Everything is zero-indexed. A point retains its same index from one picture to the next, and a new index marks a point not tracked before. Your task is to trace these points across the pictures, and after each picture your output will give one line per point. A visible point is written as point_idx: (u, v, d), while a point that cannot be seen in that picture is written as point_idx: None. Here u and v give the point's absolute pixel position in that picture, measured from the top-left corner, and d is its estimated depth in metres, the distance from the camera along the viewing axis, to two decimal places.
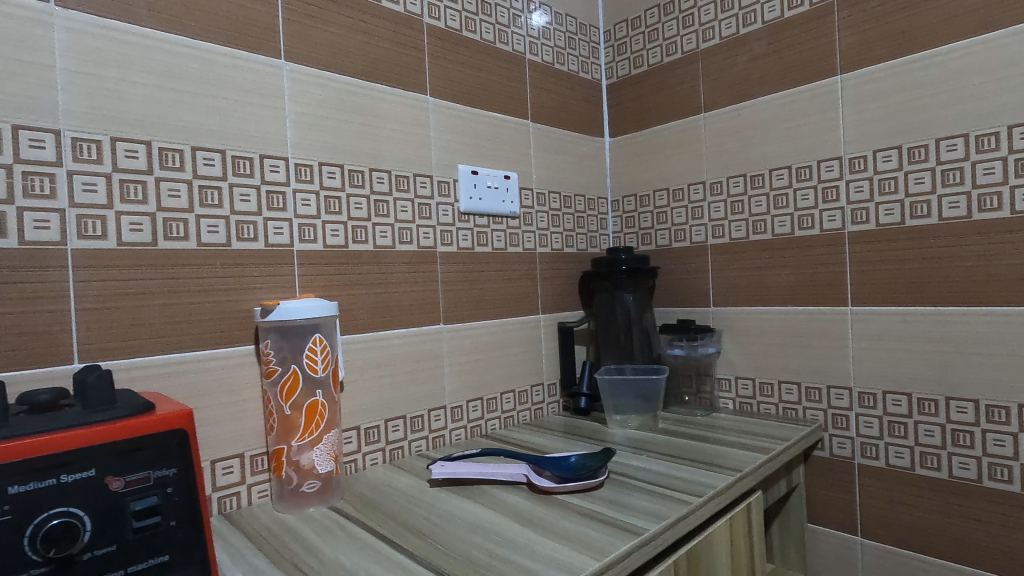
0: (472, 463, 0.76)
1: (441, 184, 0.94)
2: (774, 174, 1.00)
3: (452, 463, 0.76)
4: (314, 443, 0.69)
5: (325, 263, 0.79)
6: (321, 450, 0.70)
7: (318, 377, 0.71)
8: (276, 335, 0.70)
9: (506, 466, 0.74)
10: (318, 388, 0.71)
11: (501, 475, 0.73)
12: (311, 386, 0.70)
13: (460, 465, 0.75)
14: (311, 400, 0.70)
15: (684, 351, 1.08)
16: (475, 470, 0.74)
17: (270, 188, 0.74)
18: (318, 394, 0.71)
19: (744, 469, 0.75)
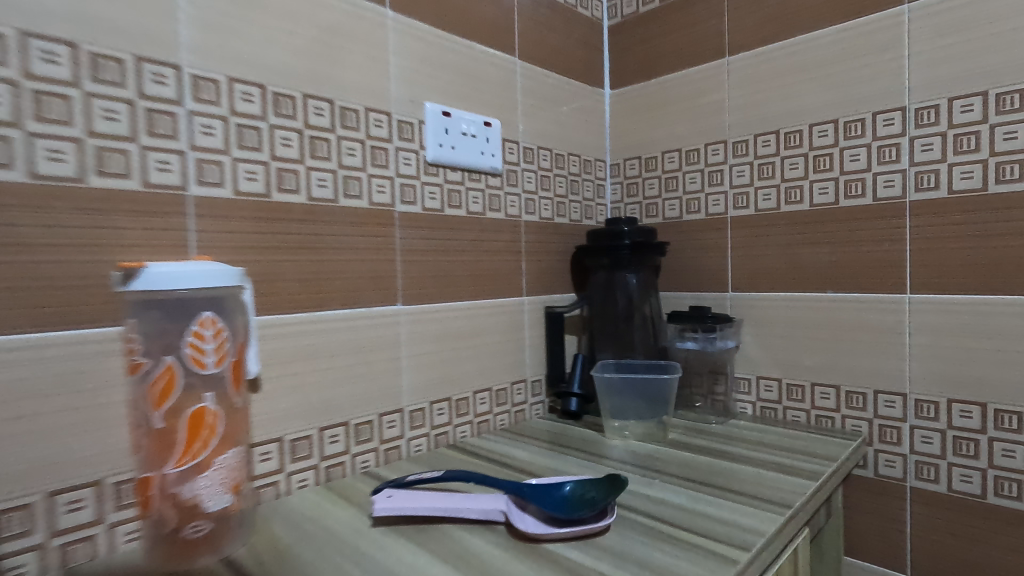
0: (432, 491, 0.56)
1: (403, 125, 0.73)
2: (815, 130, 0.82)
3: (404, 491, 0.56)
4: (200, 471, 0.48)
5: (236, 216, 0.58)
6: (213, 480, 0.49)
7: (207, 374, 0.49)
8: (144, 312, 0.48)
9: (480, 499, 0.55)
10: (207, 391, 0.49)
11: (472, 513, 0.53)
12: (196, 388, 0.49)
13: (416, 495, 0.55)
14: (195, 409, 0.48)
15: (698, 345, 0.90)
16: (435, 505, 0.54)
17: (151, 106, 0.52)
18: (206, 400, 0.49)
19: (794, 506, 0.57)
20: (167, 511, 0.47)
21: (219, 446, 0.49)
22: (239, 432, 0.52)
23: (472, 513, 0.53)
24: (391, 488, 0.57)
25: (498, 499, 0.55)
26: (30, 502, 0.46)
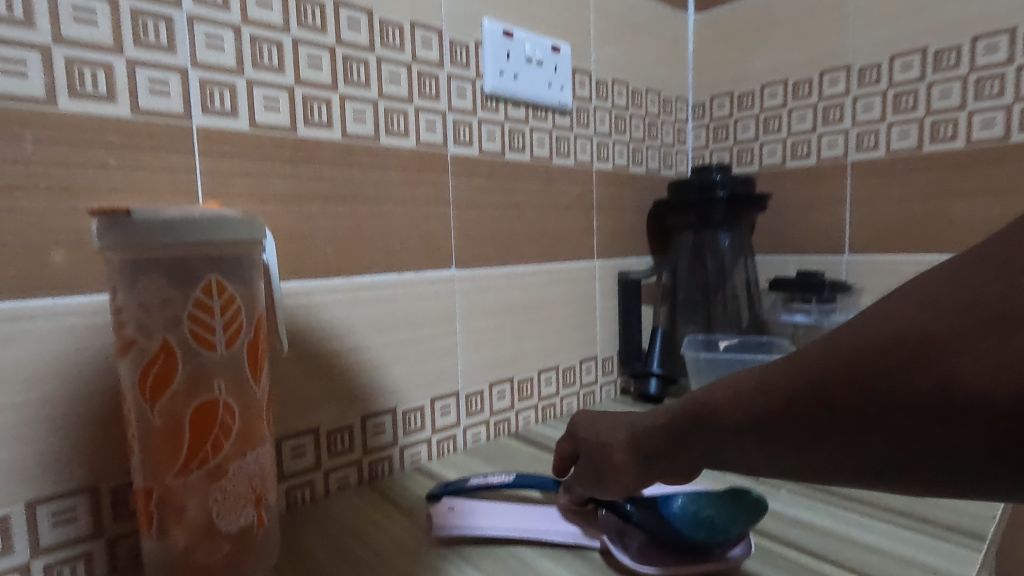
0: (510, 507, 0.46)
1: (455, 47, 0.59)
2: (979, 45, 0.64)
3: (475, 505, 0.46)
4: (213, 482, 0.37)
5: (254, 156, 0.46)
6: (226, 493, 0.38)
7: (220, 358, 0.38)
8: (137, 275, 0.36)
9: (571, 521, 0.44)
10: (220, 379, 0.38)
11: (566, 541, 0.42)
12: (207, 377, 0.37)
13: (491, 513, 0.45)
14: (206, 404, 0.37)
15: (812, 319, 0.72)
16: (516, 528, 0.43)
17: (137, 5, 0.40)
18: (220, 391, 0.38)
19: (988, 538, 0.42)
20: (173, 530, 0.37)
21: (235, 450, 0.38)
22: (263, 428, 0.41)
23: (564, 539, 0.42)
24: (457, 501, 0.46)
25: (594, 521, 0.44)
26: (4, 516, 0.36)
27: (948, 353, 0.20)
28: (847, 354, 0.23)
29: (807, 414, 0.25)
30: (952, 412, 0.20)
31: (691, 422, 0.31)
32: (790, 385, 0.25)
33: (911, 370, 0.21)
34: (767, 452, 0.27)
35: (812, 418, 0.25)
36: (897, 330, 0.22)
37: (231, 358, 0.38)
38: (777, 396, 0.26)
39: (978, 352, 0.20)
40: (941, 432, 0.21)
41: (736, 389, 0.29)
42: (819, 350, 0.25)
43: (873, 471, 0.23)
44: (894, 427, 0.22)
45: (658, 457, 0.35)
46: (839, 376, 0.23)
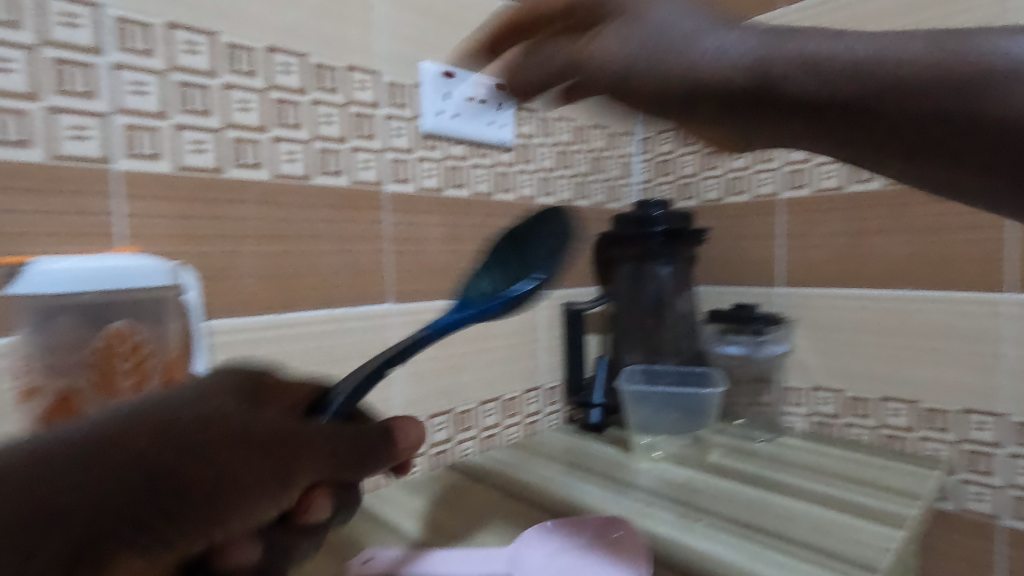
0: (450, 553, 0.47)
1: (393, 88, 0.61)
2: None
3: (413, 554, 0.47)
4: (201, 477, 0.28)
5: (181, 198, 0.47)
6: (261, 482, 0.30)
7: (230, 411, 0.31)
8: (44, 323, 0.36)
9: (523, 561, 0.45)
10: (249, 442, 0.30)
11: None
12: (220, 425, 0.30)
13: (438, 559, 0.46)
14: (173, 446, 0.28)
15: (744, 350, 0.76)
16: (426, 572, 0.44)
17: (59, 54, 0.41)
18: (251, 447, 0.30)
19: (880, 570, 0.44)
20: None
21: (263, 498, 0.31)
22: (313, 480, 0.33)
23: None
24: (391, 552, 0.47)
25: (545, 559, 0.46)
26: None
27: (1001, 94, 0.37)
28: (930, 111, 0.38)
29: (882, 105, 0.39)
30: (1007, 132, 0.37)
31: (847, 96, 0.40)
32: (893, 89, 0.39)
33: (943, 132, 0.39)
34: (849, 129, 0.41)
35: (896, 116, 0.39)
36: (937, 103, 0.38)
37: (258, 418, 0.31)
38: (881, 94, 0.39)
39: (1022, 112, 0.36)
40: (953, 125, 0.38)
41: (873, 73, 0.39)
42: (889, 54, 0.39)
43: (910, 146, 0.40)
44: (881, 122, 0.40)
45: (780, 101, 0.42)
46: (934, 123, 0.39)
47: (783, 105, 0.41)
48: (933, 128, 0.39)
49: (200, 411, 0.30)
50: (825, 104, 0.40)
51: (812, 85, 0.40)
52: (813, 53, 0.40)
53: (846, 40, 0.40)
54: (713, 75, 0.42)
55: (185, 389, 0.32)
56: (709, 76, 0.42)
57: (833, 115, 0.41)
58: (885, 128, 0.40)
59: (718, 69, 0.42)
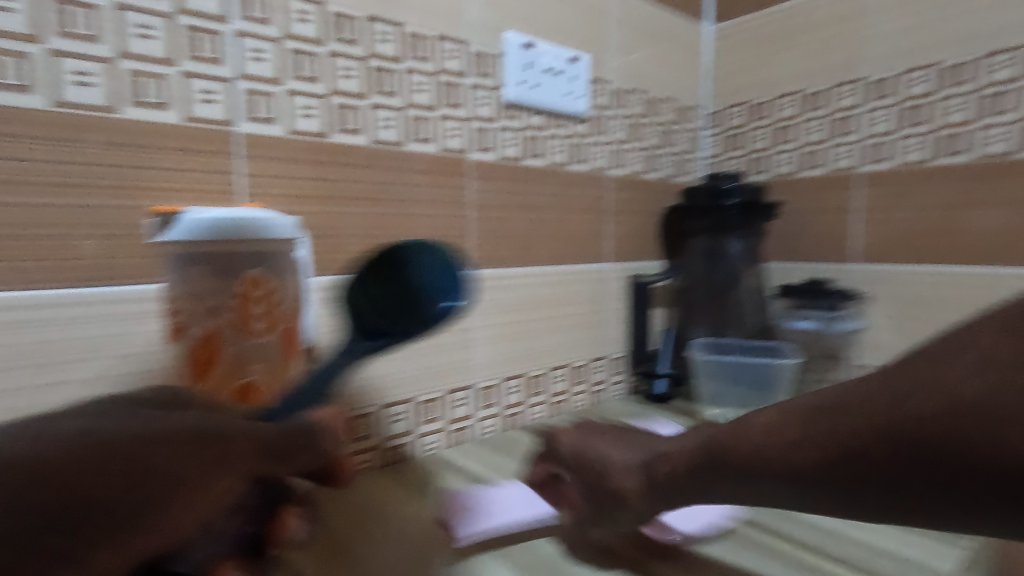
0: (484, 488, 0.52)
1: (479, 58, 0.62)
2: (991, 62, 0.65)
3: (483, 505, 0.48)
4: (158, 468, 0.31)
5: (293, 160, 0.50)
6: (184, 482, 0.32)
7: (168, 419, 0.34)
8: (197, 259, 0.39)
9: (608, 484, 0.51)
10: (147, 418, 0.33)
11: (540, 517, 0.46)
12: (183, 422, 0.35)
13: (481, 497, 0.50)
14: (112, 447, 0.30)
15: (818, 325, 0.74)
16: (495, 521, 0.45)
17: (193, 22, 0.44)
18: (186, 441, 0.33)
19: (974, 536, 0.45)
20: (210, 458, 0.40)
21: (199, 490, 0.32)
22: (240, 482, 0.36)
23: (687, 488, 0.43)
24: (460, 515, 0.47)
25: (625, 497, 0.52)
26: None
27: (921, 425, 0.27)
28: (907, 415, 0.28)
29: (863, 438, 0.29)
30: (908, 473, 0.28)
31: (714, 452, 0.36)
32: (903, 418, 0.28)
33: (926, 452, 0.27)
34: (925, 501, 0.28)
35: (934, 485, 0.27)
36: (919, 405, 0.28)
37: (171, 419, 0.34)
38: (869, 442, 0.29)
39: (991, 441, 0.25)
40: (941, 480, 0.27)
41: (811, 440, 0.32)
42: (904, 378, 0.29)
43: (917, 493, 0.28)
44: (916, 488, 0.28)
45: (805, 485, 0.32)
46: (871, 439, 0.29)
47: (703, 471, 0.37)
48: (928, 473, 0.27)
49: (152, 431, 0.32)
50: (837, 457, 0.30)
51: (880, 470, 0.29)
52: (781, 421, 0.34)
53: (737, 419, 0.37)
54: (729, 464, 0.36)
55: (87, 415, 0.33)
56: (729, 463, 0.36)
57: (783, 470, 0.33)
58: (927, 470, 0.27)
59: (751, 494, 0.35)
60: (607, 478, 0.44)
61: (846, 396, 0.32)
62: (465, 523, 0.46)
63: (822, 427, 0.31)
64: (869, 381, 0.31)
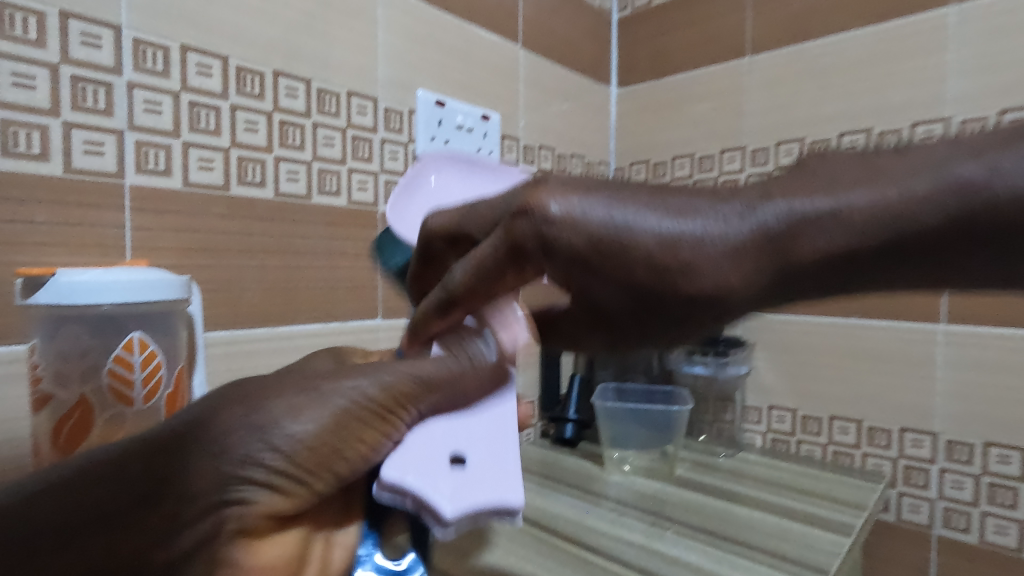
0: (420, 435, 0.35)
1: (389, 113, 0.64)
2: (845, 140, 0.74)
3: (477, 457, 0.35)
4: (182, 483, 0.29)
5: (187, 212, 0.48)
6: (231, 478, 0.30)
7: (377, 391, 0.33)
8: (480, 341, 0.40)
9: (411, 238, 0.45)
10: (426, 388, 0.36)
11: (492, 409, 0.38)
12: (398, 388, 0.34)
13: (441, 416, 0.36)
14: (371, 428, 0.33)
15: (709, 370, 0.81)
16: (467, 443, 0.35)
17: (78, 72, 0.42)
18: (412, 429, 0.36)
19: (829, 572, 0.49)
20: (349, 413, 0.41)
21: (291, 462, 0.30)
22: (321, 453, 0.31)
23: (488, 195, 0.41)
24: (483, 488, 0.33)
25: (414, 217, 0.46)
26: None
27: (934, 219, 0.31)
28: (921, 207, 0.31)
29: (887, 224, 0.32)
30: (902, 245, 0.32)
31: (757, 257, 0.33)
32: (914, 207, 0.31)
33: (930, 236, 0.32)
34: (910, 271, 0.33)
35: (926, 246, 0.32)
36: (928, 195, 0.31)
37: (382, 377, 0.34)
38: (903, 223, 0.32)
39: (974, 220, 0.31)
40: (933, 244, 0.32)
41: (820, 227, 0.32)
42: (895, 175, 0.33)
43: (924, 259, 0.32)
44: (906, 255, 0.32)
45: (810, 276, 0.33)
46: (891, 239, 0.32)
47: (809, 273, 0.33)
48: (919, 251, 0.32)
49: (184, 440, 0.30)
50: (909, 243, 0.32)
51: (901, 235, 0.32)
52: (790, 219, 0.32)
53: (832, 194, 0.33)
54: (722, 265, 0.32)
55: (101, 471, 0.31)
56: (738, 274, 0.32)
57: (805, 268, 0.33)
58: (920, 242, 0.32)
59: (740, 269, 0.32)
60: (684, 275, 0.33)
61: (912, 153, 0.34)
62: (494, 485, 0.33)
63: (901, 209, 0.31)
64: (863, 170, 0.33)
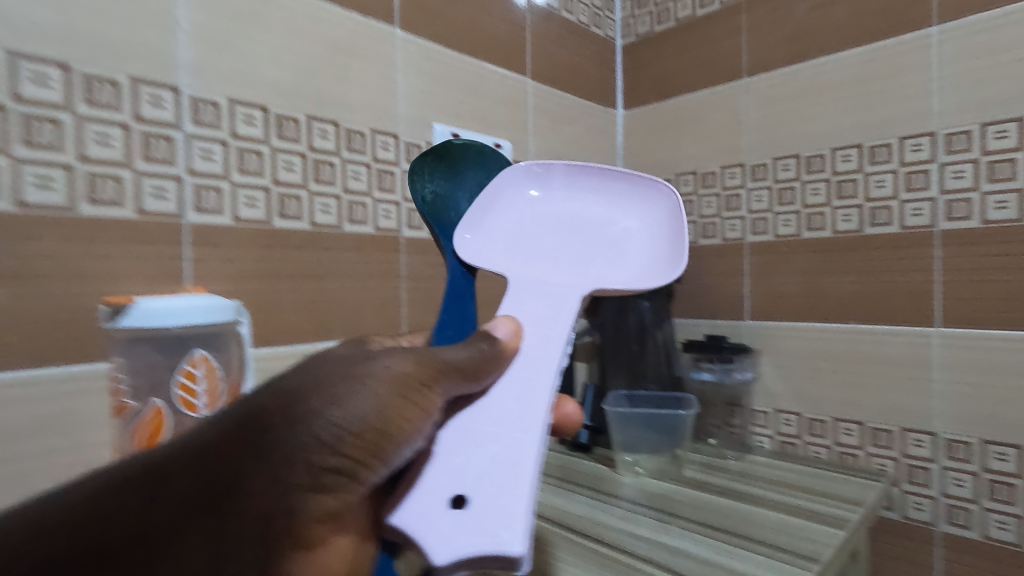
0: (424, 476, 0.36)
1: (410, 147, 0.70)
2: (838, 154, 0.78)
3: (479, 498, 0.35)
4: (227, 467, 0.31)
5: (237, 244, 0.55)
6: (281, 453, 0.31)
7: (411, 366, 0.35)
8: (480, 337, 0.40)
9: (528, 303, 0.45)
10: (451, 369, 0.36)
11: (515, 431, 0.38)
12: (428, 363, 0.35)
13: (447, 453, 0.36)
14: (414, 409, 0.34)
15: (715, 377, 0.86)
16: (478, 480, 0.36)
17: (146, 129, 0.50)
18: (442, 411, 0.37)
19: (821, 559, 0.53)
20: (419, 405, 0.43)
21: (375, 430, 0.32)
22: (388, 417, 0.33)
23: (665, 279, 0.48)
24: (478, 536, 0.33)
25: (550, 285, 0.47)
26: None
27: None
28: None
29: None
30: None
31: None
32: None
33: None
34: None
35: None
36: None
37: (408, 354, 0.35)
38: None
39: None
40: None
41: None
42: None
43: None
44: None
45: None
46: None
47: None
48: None
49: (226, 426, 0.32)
50: None
51: None
52: None
53: None
54: None
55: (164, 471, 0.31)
56: None
57: None
58: None
59: None
60: None
61: None
62: (493, 529, 0.34)
63: None
64: None
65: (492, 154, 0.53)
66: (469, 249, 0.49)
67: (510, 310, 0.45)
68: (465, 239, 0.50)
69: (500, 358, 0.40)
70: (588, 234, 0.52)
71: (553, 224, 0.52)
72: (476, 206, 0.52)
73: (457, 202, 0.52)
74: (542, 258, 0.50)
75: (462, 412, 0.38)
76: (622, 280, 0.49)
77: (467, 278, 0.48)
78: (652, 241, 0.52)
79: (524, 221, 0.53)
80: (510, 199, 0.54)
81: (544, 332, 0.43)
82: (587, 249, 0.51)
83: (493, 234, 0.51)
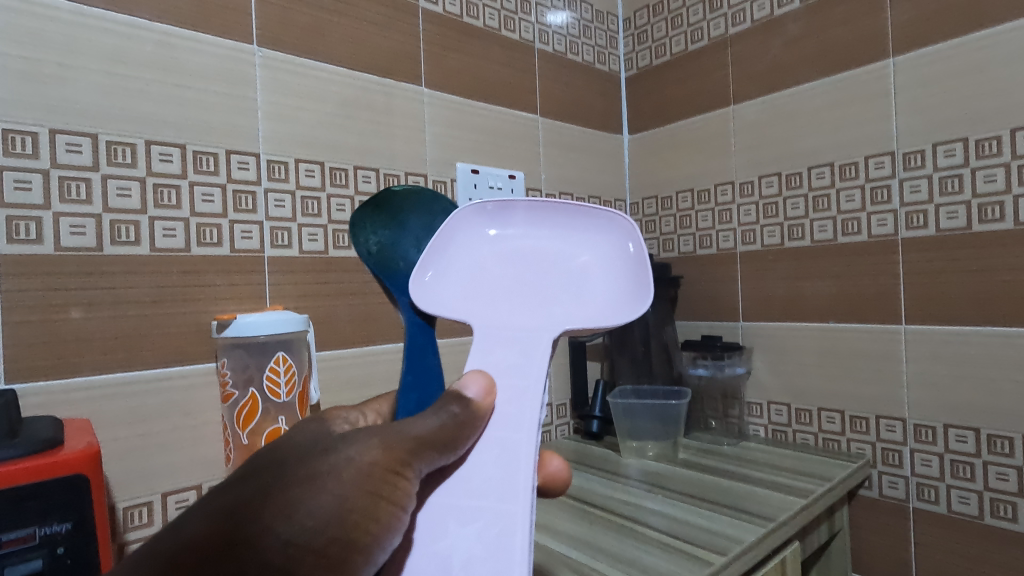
0: (414, 568, 0.36)
1: (436, 184, 0.85)
2: (814, 172, 0.88)
3: None
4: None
5: (301, 269, 0.71)
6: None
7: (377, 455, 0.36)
8: (454, 400, 0.39)
9: (497, 351, 0.43)
10: (422, 445, 0.37)
11: (500, 506, 0.37)
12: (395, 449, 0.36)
13: (429, 541, 0.37)
14: (382, 503, 0.34)
15: (709, 371, 0.96)
16: (464, 564, 0.36)
17: (238, 188, 0.66)
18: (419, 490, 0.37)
19: (776, 519, 0.65)
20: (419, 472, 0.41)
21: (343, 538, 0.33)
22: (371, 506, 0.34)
23: (630, 314, 0.43)
24: None
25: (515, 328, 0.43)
26: (150, 500, 0.60)
27: None
28: None
29: None
30: None
31: None
32: None
33: None
34: None
35: None
36: None
37: (374, 444, 0.36)
38: None
39: None
40: None
41: None
42: None
43: None
44: None
45: None
46: None
47: None
48: None
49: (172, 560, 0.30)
50: None
51: None
52: None
53: None
54: None
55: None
56: None
57: None
58: None
59: None
60: None
61: None
62: None
63: None
64: None
65: (434, 198, 0.53)
66: (426, 293, 0.46)
67: (478, 361, 0.42)
68: (424, 280, 0.47)
69: (476, 419, 0.39)
70: (552, 271, 0.47)
71: (514, 262, 0.48)
72: (428, 247, 0.47)
73: (406, 252, 0.50)
74: (505, 302, 0.45)
75: (441, 487, 0.38)
76: (585, 318, 0.44)
77: (423, 331, 0.47)
78: (617, 277, 0.47)
79: (484, 261, 0.48)
80: (463, 236, 0.49)
81: (517, 385, 0.41)
82: (549, 285, 0.46)
83: (452, 274, 0.48)
